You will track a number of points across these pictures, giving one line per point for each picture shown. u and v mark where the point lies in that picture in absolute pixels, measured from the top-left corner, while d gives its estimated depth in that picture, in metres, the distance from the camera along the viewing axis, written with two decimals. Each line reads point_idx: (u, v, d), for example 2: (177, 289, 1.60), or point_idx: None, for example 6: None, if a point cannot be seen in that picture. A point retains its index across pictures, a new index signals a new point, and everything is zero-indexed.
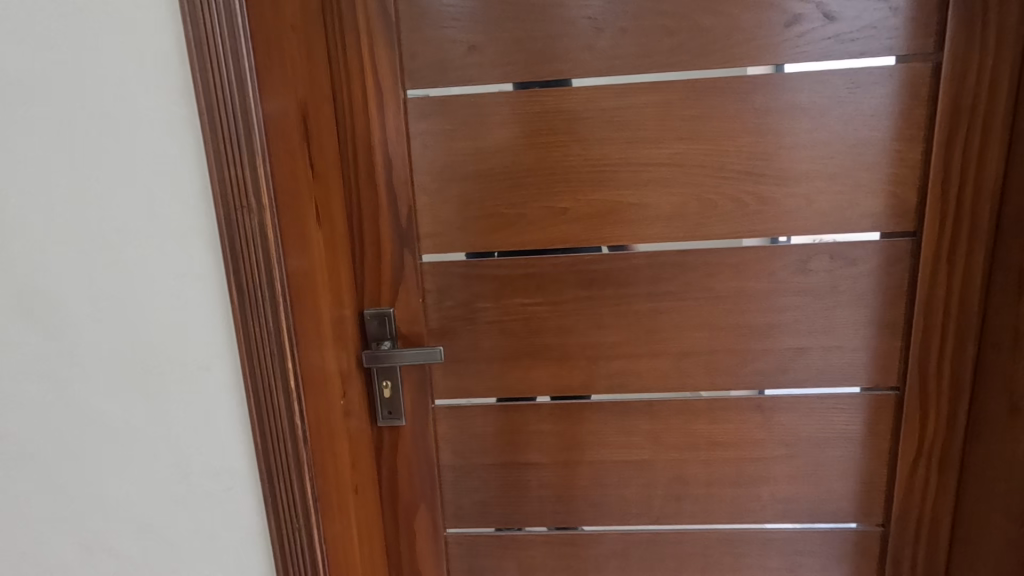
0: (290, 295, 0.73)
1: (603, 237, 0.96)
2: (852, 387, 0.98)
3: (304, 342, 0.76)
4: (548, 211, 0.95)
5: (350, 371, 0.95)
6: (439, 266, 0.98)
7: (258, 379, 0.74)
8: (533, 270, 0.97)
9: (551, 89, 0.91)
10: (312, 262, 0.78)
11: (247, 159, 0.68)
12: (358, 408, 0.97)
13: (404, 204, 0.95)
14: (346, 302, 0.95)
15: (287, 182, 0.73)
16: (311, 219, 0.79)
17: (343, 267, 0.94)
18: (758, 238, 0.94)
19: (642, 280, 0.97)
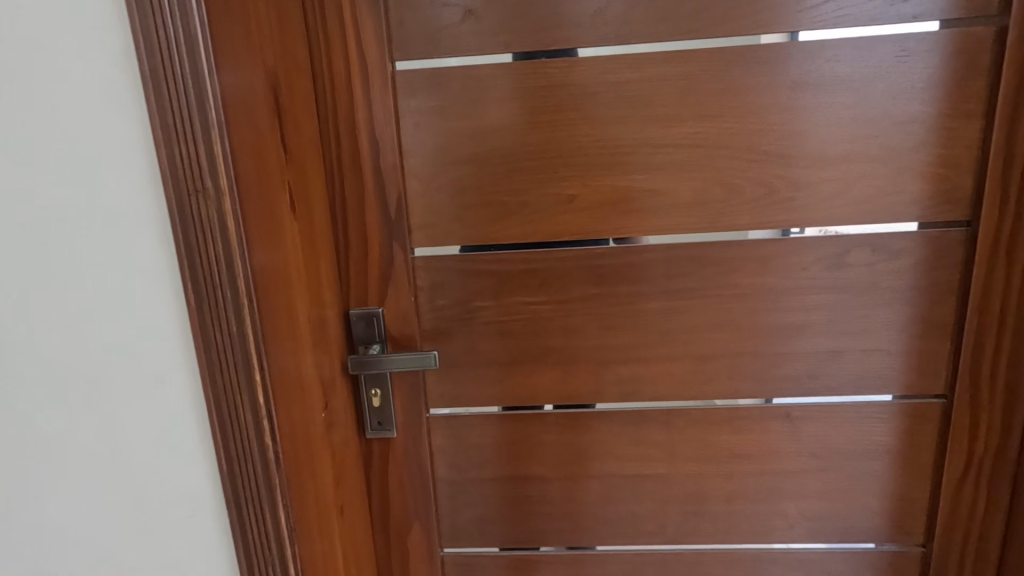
0: (257, 295, 0.63)
1: (615, 227, 0.85)
2: (885, 394, 0.88)
3: (274, 349, 0.66)
4: (553, 199, 0.85)
5: (335, 380, 0.85)
6: (432, 260, 0.88)
7: (221, 391, 0.64)
8: (536, 266, 0.87)
9: (557, 60, 0.81)
10: (284, 257, 0.68)
11: (201, 135, 0.58)
12: (343, 419, 0.87)
13: (393, 192, 0.84)
14: (330, 302, 0.85)
15: (252, 163, 0.62)
16: (280, 207, 0.68)
17: (325, 263, 0.83)
18: (790, 228, 0.84)
19: (657, 275, 0.86)
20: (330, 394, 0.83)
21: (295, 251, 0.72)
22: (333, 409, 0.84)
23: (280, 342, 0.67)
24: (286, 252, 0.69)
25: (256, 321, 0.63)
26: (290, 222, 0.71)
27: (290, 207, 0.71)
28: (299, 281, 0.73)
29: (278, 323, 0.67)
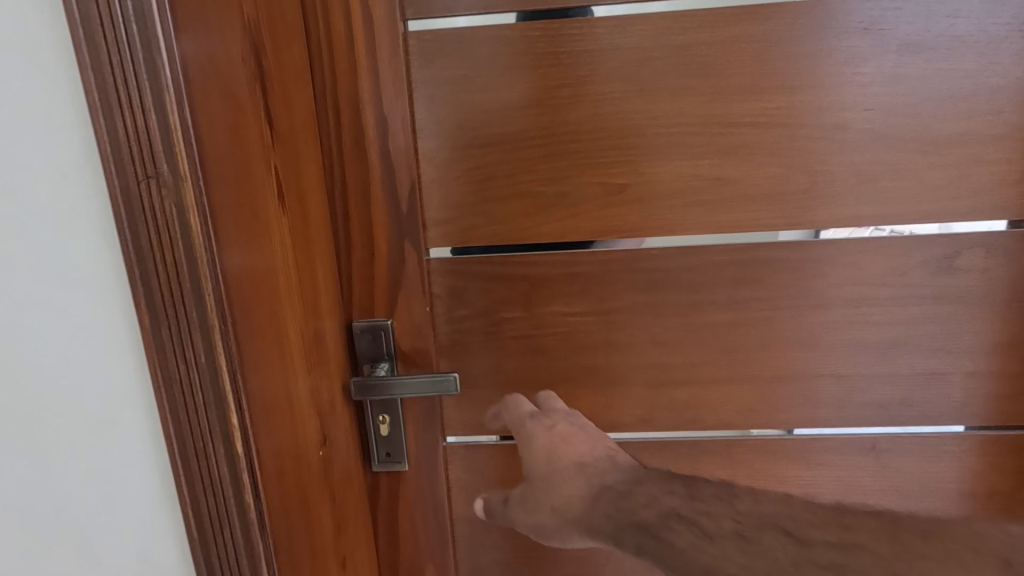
0: (232, 316, 0.48)
1: (673, 224, 0.71)
2: (953, 425, 0.74)
3: (255, 383, 0.51)
4: (599, 190, 0.70)
5: (337, 408, 0.71)
6: (451, 262, 0.73)
7: (186, 438, 0.49)
8: (576, 270, 0.73)
9: (572, 19, 0.66)
10: (268, 263, 0.54)
11: (152, 100, 0.42)
12: (345, 454, 0.73)
13: (404, 181, 0.70)
14: (332, 314, 0.70)
15: (223, 141, 0.47)
16: (265, 199, 0.54)
17: (327, 267, 0.69)
18: (886, 227, 0.69)
19: (721, 282, 0.72)
20: (330, 427, 0.68)
21: (284, 256, 0.57)
22: (336, 444, 0.70)
23: (263, 373, 0.52)
24: (269, 257, 0.54)
25: (232, 350, 0.48)
26: (277, 219, 0.56)
27: (277, 199, 0.56)
28: (291, 293, 0.58)
29: (262, 348, 0.52)
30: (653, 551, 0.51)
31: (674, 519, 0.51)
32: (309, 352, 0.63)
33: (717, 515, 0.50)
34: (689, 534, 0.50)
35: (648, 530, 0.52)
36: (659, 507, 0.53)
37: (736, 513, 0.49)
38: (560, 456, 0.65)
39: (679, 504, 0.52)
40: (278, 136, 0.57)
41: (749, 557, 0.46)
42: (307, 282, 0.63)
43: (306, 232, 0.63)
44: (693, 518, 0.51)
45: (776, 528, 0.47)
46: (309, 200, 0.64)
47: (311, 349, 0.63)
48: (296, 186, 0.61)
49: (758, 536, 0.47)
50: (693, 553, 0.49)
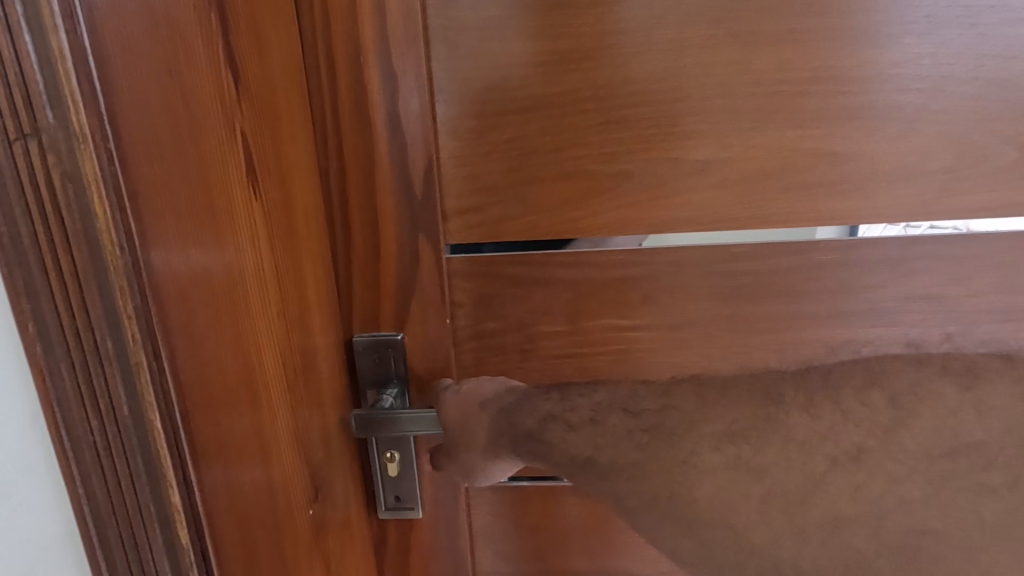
0: (167, 345, 0.32)
1: (767, 213, 0.54)
2: None
3: (208, 440, 0.35)
4: (671, 168, 0.54)
5: (333, 448, 0.55)
6: (477, 263, 0.58)
7: (104, 533, 0.33)
8: (638, 272, 0.57)
9: None
10: (229, 266, 0.38)
11: (17, 5, 0.25)
12: (342, 506, 0.57)
13: (418, 155, 0.54)
14: (325, 328, 0.54)
15: (150, 82, 0.32)
16: (223, 174, 0.38)
17: (318, 268, 0.53)
18: (941, 221, 0.54)
19: (828, 287, 0.56)
20: (323, 477, 0.52)
21: (255, 254, 0.41)
22: (331, 494, 0.54)
23: (221, 422, 0.37)
24: (230, 256, 0.38)
25: (166, 395, 0.32)
26: (245, 203, 0.40)
27: (245, 176, 0.40)
28: (269, 305, 0.43)
29: (218, 386, 0.37)
30: (539, 449, 0.60)
31: (549, 420, 0.59)
32: (295, 382, 0.47)
33: (575, 407, 0.59)
34: (560, 429, 0.59)
35: (532, 434, 0.60)
36: (541, 413, 0.60)
37: (592, 404, 0.59)
38: (468, 402, 0.59)
39: (554, 407, 0.60)
40: (248, 88, 0.41)
41: (599, 438, 0.59)
42: (290, 289, 0.47)
43: (290, 221, 0.47)
44: (563, 416, 0.59)
45: (616, 410, 0.59)
46: (293, 180, 0.48)
47: (299, 377, 0.47)
48: (275, 158, 0.45)
49: (607, 419, 0.59)
50: (563, 444, 0.59)
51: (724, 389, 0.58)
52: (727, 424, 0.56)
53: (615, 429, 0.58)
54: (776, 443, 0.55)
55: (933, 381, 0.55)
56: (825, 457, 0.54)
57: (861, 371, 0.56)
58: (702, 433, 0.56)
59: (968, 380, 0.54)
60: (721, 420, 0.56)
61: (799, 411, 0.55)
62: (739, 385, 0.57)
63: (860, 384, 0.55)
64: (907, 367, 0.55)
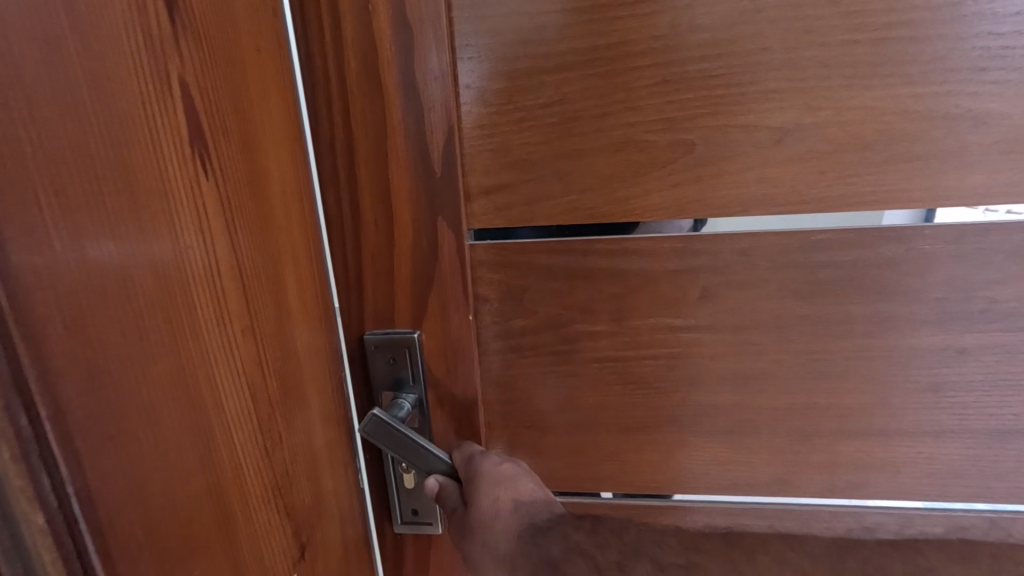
0: (48, 401, 0.24)
1: (861, 192, 0.44)
2: None
3: (123, 512, 0.27)
4: (744, 137, 0.44)
5: (330, 481, 0.47)
6: (505, 252, 0.50)
7: None
8: (697, 263, 0.48)
9: None
10: (160, 285, 0.30)
11: None
12: (342, 538, 0.50)
13: (437, 124, 0.45)
14: (318, 340, 0.46)
15: (24, 44, 0.23)
16: (152, 163, 0.30)
17: (310, 270, 0.45)
18: (990, 206, 0.44)
19: (931, 284, 0.46)
20: (312, 526, 0.45)
21: (204, 265, 0.33)
22: (326, 534, 0.47)
23: (149, 482, 0.29)
24: (160, 266, 0.30)
25: (51, 472, 0.24)
26: (183, 203, 0.32)
27: (184, 165, 0.32)
28: (226, 323, 0.35)
29: (146, 437, 0.29)
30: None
31: (574, 551, 0.44)
32: (267, 414, 0.39)
33: (604, 543, 0.44)
34: (584, 566, 0.43)
35: (549, 565, 0.44)
36: (568, 538, 0.45)
37: (622, 543, 0.44)
38: (504, 495, 0.47)
39: (583, 538, 0.45)
40: (197, 55, 0.33)
41: None
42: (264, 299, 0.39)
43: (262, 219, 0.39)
44: (591, 551, 0.44)
45: (643, 557, 0.43)
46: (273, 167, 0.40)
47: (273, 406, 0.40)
48: (241, 142, 0.37)
49: (635, 568, 0.42)
50: None
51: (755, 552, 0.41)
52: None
53: None
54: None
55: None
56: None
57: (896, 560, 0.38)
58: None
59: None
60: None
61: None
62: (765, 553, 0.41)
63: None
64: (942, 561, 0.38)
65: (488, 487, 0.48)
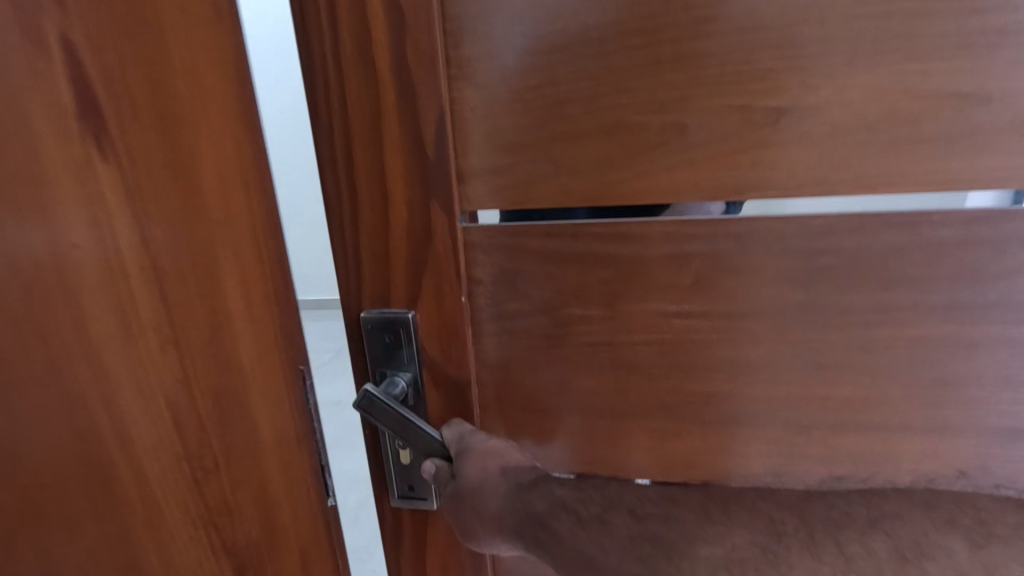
0: None
1: (865, 177, 0.42)
2: None
3: None
4: (740, 119, 0.43)
5: (279, 464, 0.54)
6: (498, 235, 0.50)
7: None
8: (691, 249, 0.47)
9: None
10: (49, 282, 0.42)
11: None
12: (308, 520, 0.57)
13: (429, 107, 0.46)
14: (259, 347, 0.50)
15: None
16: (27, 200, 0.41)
17: (248, 276, 0.48)
18: (1004, 191, 0.41)
19: (940, 272, 0.44)
20: (259, 505, 0.53)
21: (94, 279, 0.44)
22: (275, 514, 0.54)
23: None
24: (50, 271, 0.42)
25: None
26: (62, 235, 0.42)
27: (55, 197, 0.42)
28: (126, 332, 0.46)
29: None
30: (537, 544, 0.46)
31: (559, 507, 0.46)
32: (176, 406, 0.48)
33: (586, 497, 0.46)
34: (568, 520, 0.45)
35: (535, 520, 0.46)
36: (552, 497, 0.47)
37: (603, 498, 0.46)
38: (489, 464, 0.49)
39: (565, 493, 0.47)
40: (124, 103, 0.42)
41: (611, 543, 0.44)
42: (87, 309, 0.44)
43: (181, 239, 0.46)
44: (574, 505, 0.46)
45: (620, 508, 0.46)
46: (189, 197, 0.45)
47: (190, 408, 0.49)
48: (168, 181, 0.44)
49: (614, 519, 0.45)
50: (570, 539, 0.44)
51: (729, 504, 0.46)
52: (723, 548, 0.42)
53: (624, 535, 0.44)
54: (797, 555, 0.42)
55: (939, 531, 0.42)
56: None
57: (862, 508, 0.44)
58: (698, 557, 0.42)
59: (978, 536, 0.41)
60: (718, 543, 0.43)
61: (802, 549, 0.41)
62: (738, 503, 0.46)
63: (862, 525, 0.43)
64: (904, 508, 0.44)
65: (473, 457, 0.49)
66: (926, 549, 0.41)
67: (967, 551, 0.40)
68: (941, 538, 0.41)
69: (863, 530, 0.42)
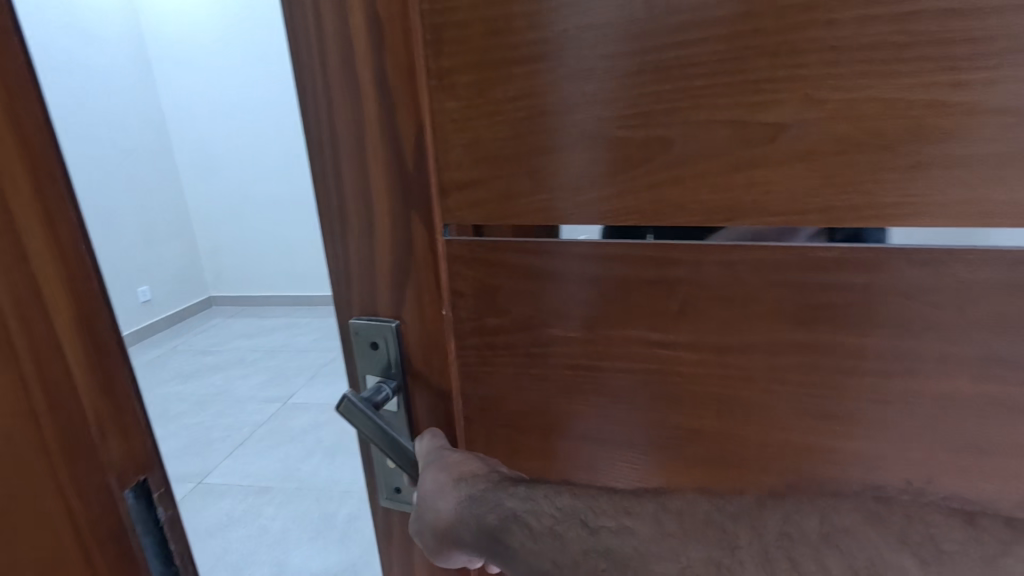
0: None
1: (880, 204, 0.36)
2: None
3: None
4: (732, 133, 0.38)
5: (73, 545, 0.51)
6: (479, 249, 0.49)
7: None
8: (677, 274, 0.43)
9: None
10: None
11: None
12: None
13: (409, 119, 0.45)
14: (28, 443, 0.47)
15: None
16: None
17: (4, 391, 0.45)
18: None
19: (975, 321, 0.37)
20: None
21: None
22: None
23: None
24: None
25: None
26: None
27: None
28: None
29: None
30: (495, 555, 0.44)
31: (511, 520, 0.43)
32: None
33: (538, 508, 0.43)
34: (521, 534, 0.42)
35: (491, 533, 0.44)
36: (504, 509, 0.44)
37: (555, 508, 0.42)
38: (444, 475, 0.49)
39: (516, 504, 0.44)
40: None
41: (563, 558, 0.40)
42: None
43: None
44: (525, 517, 0.43)
45: (576, 522, 0.41)
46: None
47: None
48: None
49: (568, 533, 0.41)
50: (525, 555, 0.42)
51: (683, 515, 0.39)
52: (678, 565, 0.37)
53: (574, 551, 0.40)
54: None
55: (891, 551, 0.33)
56: None
57: (815, 519, 0.36)
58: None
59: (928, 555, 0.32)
60: (673, 560, 0.38)
61: (755, 565, 0.35)
62: (694, 513, 0.39)
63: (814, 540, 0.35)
64: (855, 522, 0.35)
65: (429, 469, 0.49)
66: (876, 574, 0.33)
67: None
68: (894, 561, 0.33)
69: (814, 549, 0.35)
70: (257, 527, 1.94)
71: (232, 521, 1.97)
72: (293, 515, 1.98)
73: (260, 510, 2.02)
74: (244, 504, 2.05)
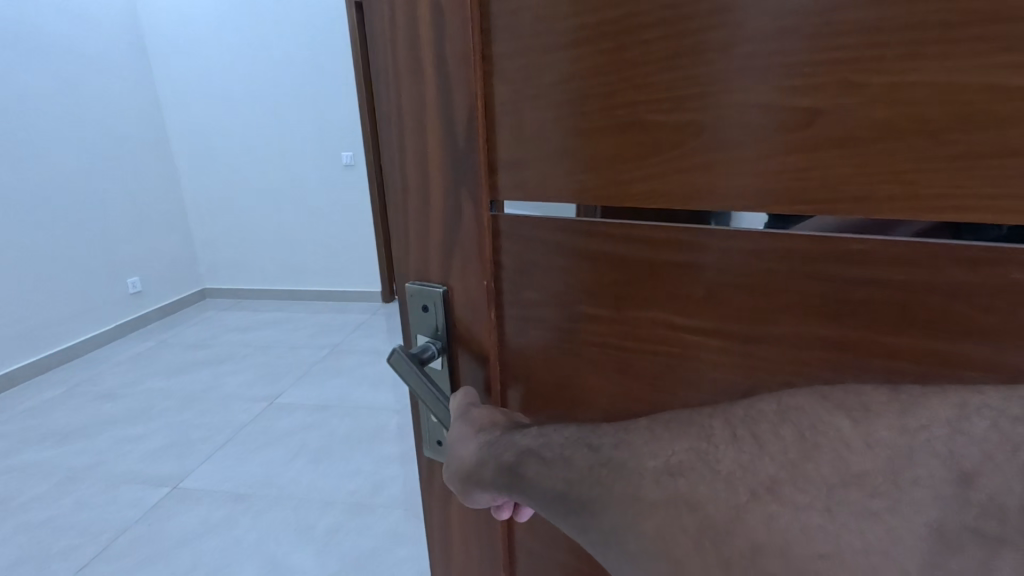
0: None
1: (921, 195, 0.34)
2: None
3: None
4: (766, 117, 0.38)
5: None
6: (519, 225, 0.52)
7: None
8: (705, 259, 0.43)
9: None
10: None
11: None
12: None
13: (462, 102, 0.50)
14: None
15: None
16: None
17: None
18: None
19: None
20: None
21: None
22: None
23: None
24: None
25: None
26: None
27: None
28: None
29: None
30: (517, 488, 0.46)
31: (525, 454, 0.46)
32: None
33: (550, 439, 0.45)
34: (534, 463, 0.45)
35: (508, 468, 0.47)
36: (519, 447, 0.47)
37: (566, 438, 0.44)
38: (468, 424, 0.54)
39: (530, 441, 0.47)
40: None
41: (570, 474, 0.41)
42: None
43: None
44: (538, 449, 0.45)
45: (581, 444, 0.42)
46: None
47: None
48: None
49: (574, 454, 0.42)
50: (539, 483, 0.43)
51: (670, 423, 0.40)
52: (664, 458, 0.37)
53: (579, 467, 0.41)
54: (706, 476, 0.34)
55: (830, 415, 0.34)
56: (744, 486, 0.33)
57: (770, 403, 0.37)
58: (645, 469, 0.37)
59: (860, 413, 0.33)
60: (661, 454, 0.37)
61: (726, 443, 0.35)
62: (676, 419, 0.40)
63: (773, 415, 0.36)
64: (808, 401, 0.36)
65: (456, 423, 0.55)
66: (820, 436, 0.33)
67: (852, 431, 0.32)
68: (833, 423, 0.33)
69: (773, 424, 0.35)
70: (233, 537, 2.05)
71: (209, 528, 2.10)
72: (265, 527, 2.09)
73: (238, 519, 2.14)
74: (228, 507, 2.21)
